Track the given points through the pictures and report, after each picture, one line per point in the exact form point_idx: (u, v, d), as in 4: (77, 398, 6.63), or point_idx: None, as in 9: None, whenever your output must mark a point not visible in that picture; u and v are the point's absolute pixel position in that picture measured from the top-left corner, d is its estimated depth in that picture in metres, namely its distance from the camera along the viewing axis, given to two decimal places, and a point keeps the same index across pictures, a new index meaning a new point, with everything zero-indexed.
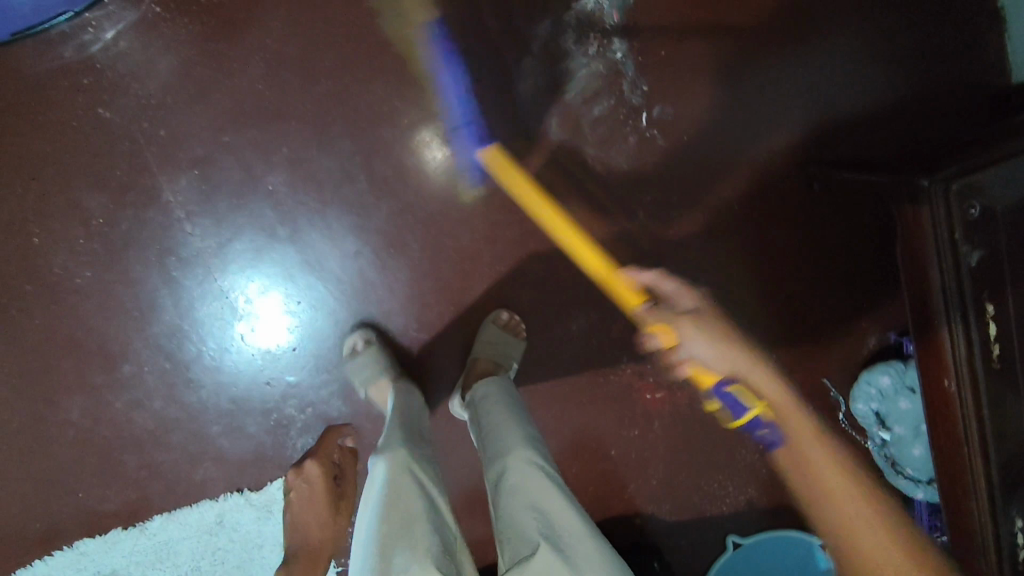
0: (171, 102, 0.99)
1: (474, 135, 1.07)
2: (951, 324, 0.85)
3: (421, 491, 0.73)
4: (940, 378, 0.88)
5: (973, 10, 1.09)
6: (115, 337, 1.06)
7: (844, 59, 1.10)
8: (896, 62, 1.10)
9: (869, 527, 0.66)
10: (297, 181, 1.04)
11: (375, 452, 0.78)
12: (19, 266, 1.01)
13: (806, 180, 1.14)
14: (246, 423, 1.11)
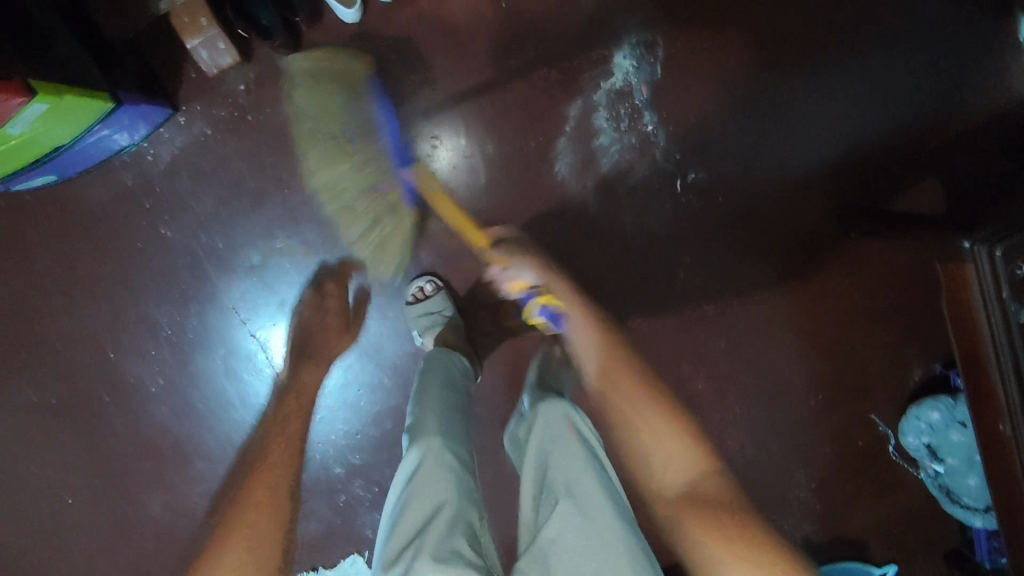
0: (226, 215, 1.03)
1: (515, 215, 1.10)
2: (1004, 377, 0.88)
3: (445, 479, 0.80)
4: (995, 424, 0.91)
5: (998, 49, 1.09)
6: (189, 436, 1.10)
7: (872, 108, 1.11)
8: (926, 106, 1.11)
9: (682, 491, 0.64)
10: (350, 275, 1.08)
11: (410, 438, 0.85)
12: (95, 379, 1.06)
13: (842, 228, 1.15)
14: (316, 505, 1.15)
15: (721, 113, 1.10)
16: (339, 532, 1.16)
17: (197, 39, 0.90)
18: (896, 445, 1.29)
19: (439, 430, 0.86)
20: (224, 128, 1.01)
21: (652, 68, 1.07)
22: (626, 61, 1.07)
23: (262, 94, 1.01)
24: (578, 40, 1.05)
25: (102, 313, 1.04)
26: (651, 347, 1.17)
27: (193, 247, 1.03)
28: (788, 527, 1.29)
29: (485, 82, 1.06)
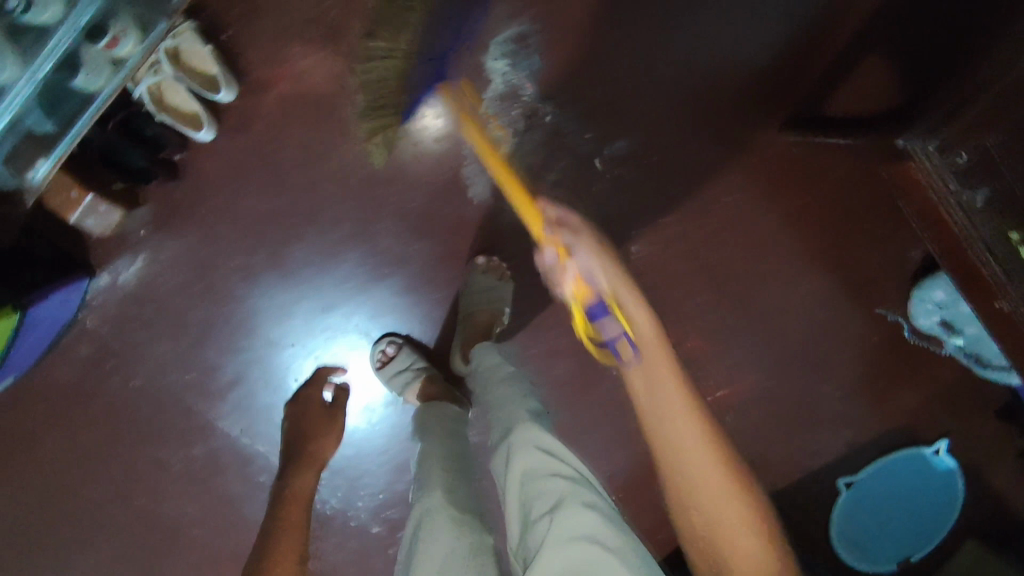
0: (185, 348, 1.05)
1: (454, 250, 1.07)
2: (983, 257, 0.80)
3: (453, 532, 0.76)
4: (992, 304, 0.81)
5: None
6: (239, 546, 1.11)
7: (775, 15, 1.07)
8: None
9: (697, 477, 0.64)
10: (320, 360, 1.09)
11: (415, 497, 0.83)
12: (133, 529, 1.10)
13: (786, 145, 1.11)
14: (376, 566, 1.18)
15: (616, 74, 1.06)
16: None
17: (78, 213, 0.94)
18: (912, 329, 1.24)
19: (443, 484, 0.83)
20: (147, 269, 1.01)
21: (528, 59, 1.04)
22: (499, 64, 1.03)
23: (166, 223, 1.00)
24: (447, 58, 1.01)
25: (113, 469, 1.08)
26: None
27: (168, 382, 1.06)
28: (830, 440, 1.27)
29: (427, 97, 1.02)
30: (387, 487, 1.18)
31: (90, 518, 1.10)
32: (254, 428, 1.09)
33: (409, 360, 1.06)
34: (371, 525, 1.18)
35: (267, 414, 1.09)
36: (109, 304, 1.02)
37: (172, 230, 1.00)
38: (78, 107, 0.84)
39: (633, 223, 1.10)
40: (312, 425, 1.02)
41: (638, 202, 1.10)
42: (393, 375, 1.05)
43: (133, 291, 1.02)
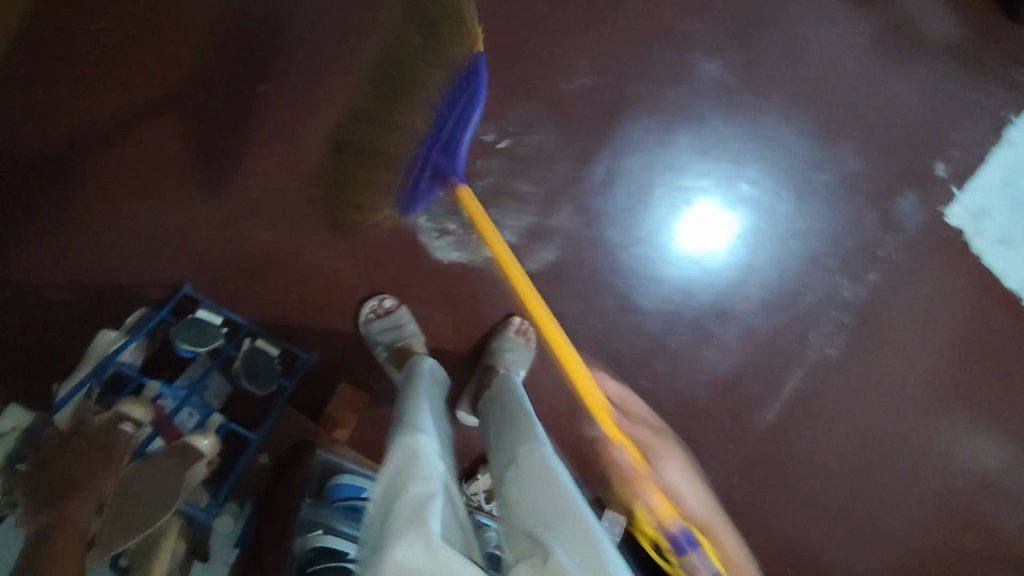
0: (711, 454, 1.29)
1: (606, 266, 1.15)
2: None
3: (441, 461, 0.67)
4: None
5: None
6: (879, 377, 1.30)
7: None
8: None
9: None
10: (717, 351, 1.24)
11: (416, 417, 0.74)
12: (875, 464, 1.31)
13: None
14: (905, 259, 1.27)
15: None
16: (927, 227, 1.26)
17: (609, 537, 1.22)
18: None
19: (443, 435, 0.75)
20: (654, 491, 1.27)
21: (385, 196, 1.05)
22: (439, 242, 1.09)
23: None
24: (442, 306, 1.10)
25: (828, 484, 1.31)
26: (655, 63, 1.11)
27: (747, 452, 1.29)
28: None
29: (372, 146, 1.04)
30: (831, 264, 1.25)
31: (877, 494, 1.32)
32: (777, 384, 1.28)
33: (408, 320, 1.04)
34: (874, 268, 1.26)
35: (744, 327, 1.24)
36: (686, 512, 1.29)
37: None
38: None
39: (555, 86, 1.08)
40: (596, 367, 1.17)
41: (534, 84, 1.07)
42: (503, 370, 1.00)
43: None
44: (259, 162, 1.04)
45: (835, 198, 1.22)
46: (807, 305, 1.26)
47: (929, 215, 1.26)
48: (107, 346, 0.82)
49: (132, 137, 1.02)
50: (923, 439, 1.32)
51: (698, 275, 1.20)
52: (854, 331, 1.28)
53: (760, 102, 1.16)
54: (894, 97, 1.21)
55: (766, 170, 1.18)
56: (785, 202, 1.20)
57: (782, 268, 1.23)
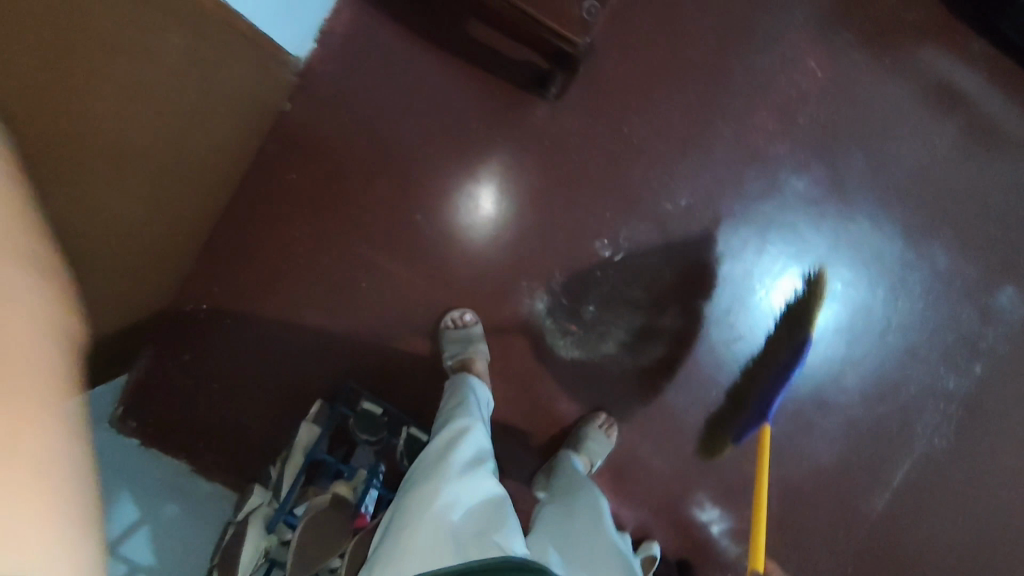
0: (823, 542, 1.32)
1: (710, 363, 1.26)
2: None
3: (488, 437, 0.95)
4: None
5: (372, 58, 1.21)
6: (993, 469, 1.31)
7: (468, 121, 1.22)
8: (440, 82, 1.22)
9: None
10: (823, 441, 1.30)
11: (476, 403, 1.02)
12: (990, 554, 1.33)
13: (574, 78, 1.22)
14: (1012, 351, 1.30)
15: (539, 252, 1.22)
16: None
17: None
18: None
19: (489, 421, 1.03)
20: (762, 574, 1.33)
21: (516, 302, 1.22)
22: (562, 341, 1.22)
23: (726, 562, 1.33)
24: (564, 398, 1.24)
25: (940, 573, 1.33)
26: (750, 182, 1.25)
27: (858, 542, 1.32)
28: None
29: (508, 253, 1.22)
30: (932, 357, 1.29)
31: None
32: (884, 474, 1.31)
33: (480, 340, 1.17)
34: (977, 360, 1.29)
35: (848, 418, 1.30)
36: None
37: (731, 558, 1.33)
38: None
39: (660, 205, 1.23)
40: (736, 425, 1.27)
41: (641, 204, 1.23)
42: (569, 451, 1.15)
43: None
44: (411, 280, 1.22)
45: (931, 295, 1.28)
46: (910, 396, 1.30)
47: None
48: (307, 438, 0.98)
49: (308, 260, 1.21)
50: None
51: (797, 368, 1.29)
52: (961, 422, 1.30)
53: (850, 211, 1.26)
54: (985, 200, 1.28)
55: (859, 272, 1.27)
56: (880, 299, 1.28)
57: (883, 363, 1.29)
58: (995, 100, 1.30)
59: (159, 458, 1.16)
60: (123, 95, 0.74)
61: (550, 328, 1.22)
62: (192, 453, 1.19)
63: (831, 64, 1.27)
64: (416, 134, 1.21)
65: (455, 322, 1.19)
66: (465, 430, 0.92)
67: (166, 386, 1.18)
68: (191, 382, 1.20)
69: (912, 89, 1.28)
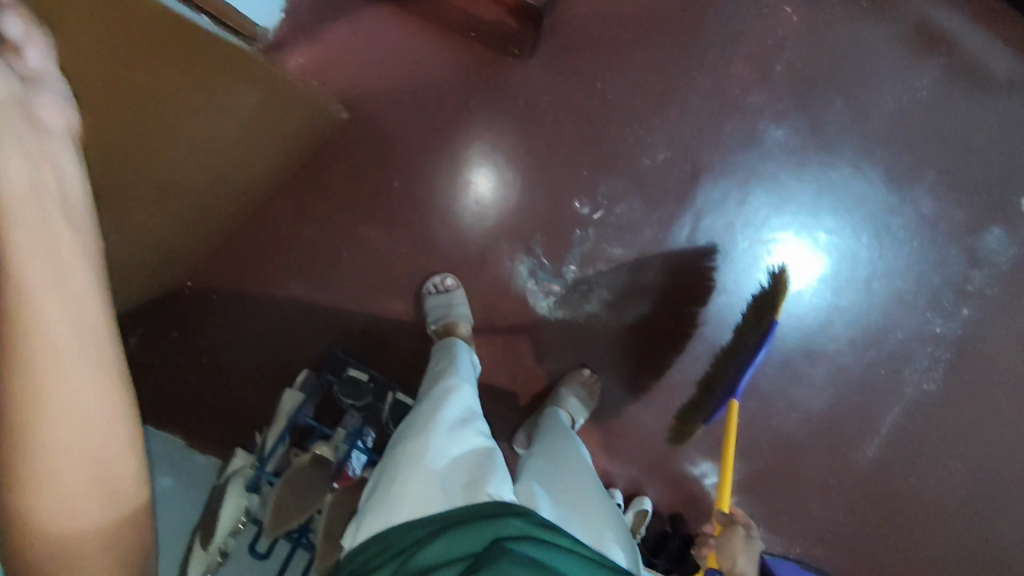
0: (814, 488, 1.34)
1: (696, 317, 1.26)
2: None
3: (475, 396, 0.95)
4: None
5: (339, 24, 1.19)
6: (985, 410, 1.31)
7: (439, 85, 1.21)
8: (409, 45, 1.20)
9: None
10: (812, 390, 1.31)
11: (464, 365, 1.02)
12: (984, 494, 1.33)
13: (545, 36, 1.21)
14: (1002, 292, 1.28)
15: (519, 214, 1.22)
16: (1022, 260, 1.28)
17: None
18: None
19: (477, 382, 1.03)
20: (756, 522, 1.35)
21: (498, 265, 1.23)
22: (546, 301, 1.23)
23: None
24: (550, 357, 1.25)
25: (932, 515, 1.34)
26: (729, 133, 1.23)
27: (850, 487, 1.34)
28: None
29: (487, 216, 1.22)
30: (920, 302, 1.28)
31: (984, 524, 1.34)
32: (875, 420, 1.32)
33: (462, 302, 1.18)
34: (965, 303, 1.28)
35: (836, 366, 1.30)
36: (789, 543, 1.35)
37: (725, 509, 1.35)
38: None
39: (639, 161, 1.22)
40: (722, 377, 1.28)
41: (619, 160, 1.22)
42: (554, 406, 1.16)
43: (781, 529, 1.35)
44: (393, 247, 1.22)
45: (916, 240, 1.27)
46: (898, 342, 1.29)
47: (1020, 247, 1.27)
48: (289, 404, 1.01)
49: (290, 234, 1.22)
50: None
51: (783, 319, 1.29)
52: (951, 366, 1.30)
53: (832, 158, 1.25)
54: (970, 139, 1.26)
55: (843, 220, 1.26)
56: (865, 246, 1.27)
57: (870, 310, 1.28)
58: (978, 36, 1.27)
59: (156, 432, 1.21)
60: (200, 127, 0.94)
61: (532, 288, 1.23)
62: (187, 427, 1.23)
63: (808, 9, 1.24)
64: (388, 100, 1.20)
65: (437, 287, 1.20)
66: (453, 392, 0.91)
67: (160, 363, 1.23)
68: (183, 359, 1.24)
69: (892, 30, 1.25)
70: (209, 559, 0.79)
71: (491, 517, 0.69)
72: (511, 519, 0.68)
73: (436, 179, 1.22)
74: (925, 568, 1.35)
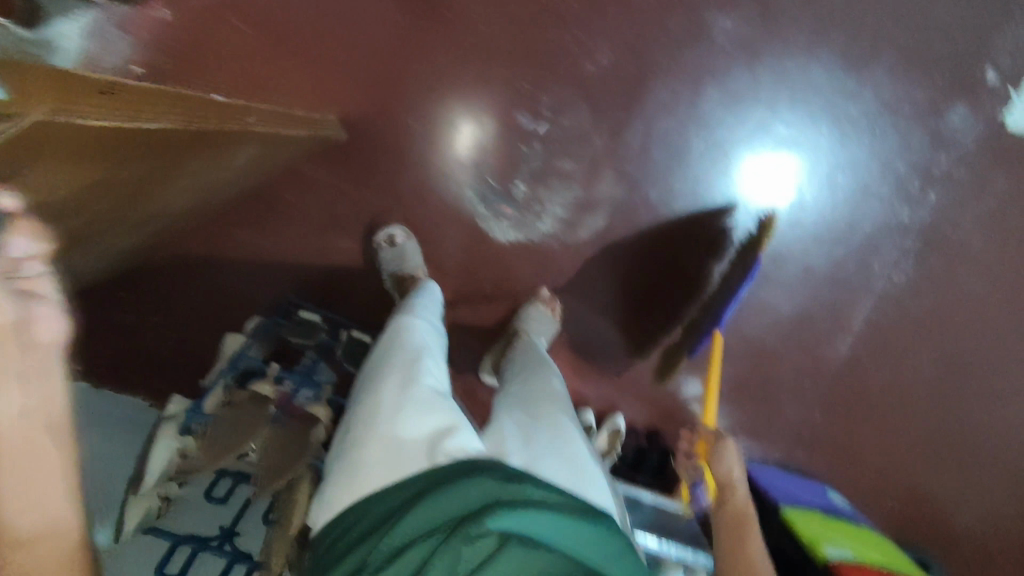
0: (789, 390, 1.33)
1: (655, 227, 1.23)
2: None
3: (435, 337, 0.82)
4: None
5: None
6: (957, 296, 1.29)
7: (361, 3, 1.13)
8: None
9: None
10: (779, 292, 1.28)
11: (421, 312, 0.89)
12: (960, 380, 1.32)
13: None
14: (970, 171, 1.24)
15: (462, 136, 1.17)
16: (988, 136, 1.23)
17: None
18: None
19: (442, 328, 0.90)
20: (733, 429, 1.35)
21: (445, 191, 1.19)
22: (499, 225, 1.20)
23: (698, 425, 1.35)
24: (509, 282, 1.23)
25: (909, 407, 1.33)
26: (674, 28, 1.16)
27: (824, 386, 1.33)
28: None
29: (428, 140, 1.17)
30: (885, 191, 1.24)
31: (962, 411, 1.33)
32: (847, 317, 1.30)
33: (414, 251, 1.14)
34: (933, 188, 1.24)
35: (803, 265, 1.27)
36: (767, 446, 1.36)
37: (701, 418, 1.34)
38: (647, 499, 1.19)
39: (581, 66, 1.16)
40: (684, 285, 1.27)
41: (560, 68, 1.16)
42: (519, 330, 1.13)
43: (758, 433, 1.35)
44: (334, 181, 1.18)
45: (878, 127, 1.22)
46: (865, 234, 1.26)
47: (986, 124, 1.22)
48: (234, 349, 0.98)
49: None
50: (1007, 348, 1.31)
51: (747, 222, 1.24)
52: (921, 255, 1.27)
53: (784, 46, 1.18)
54: (929, 11, 1.19)
55: (801, 112, 1.20)
56: (825, 136, 1.22)
57: (835, 204, 1.24)
58: None
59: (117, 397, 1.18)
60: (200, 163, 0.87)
61: (483, 211, 1.20)
62: (151, 389, 1.22)
63: None
64: (308, 23, 1.13)
65: (388, 237, 1.15)
66: (410, 336, 0.79)
67: (108, 328, 1.20)
68: (133, 320, 1.21)
69: None
70: (150, 501, 0.78)
71: (463, 476, 0.55)
72: (485, 476, 0.55)
73: (372, 106, 1.15)
74: (905, 459, 1.35)
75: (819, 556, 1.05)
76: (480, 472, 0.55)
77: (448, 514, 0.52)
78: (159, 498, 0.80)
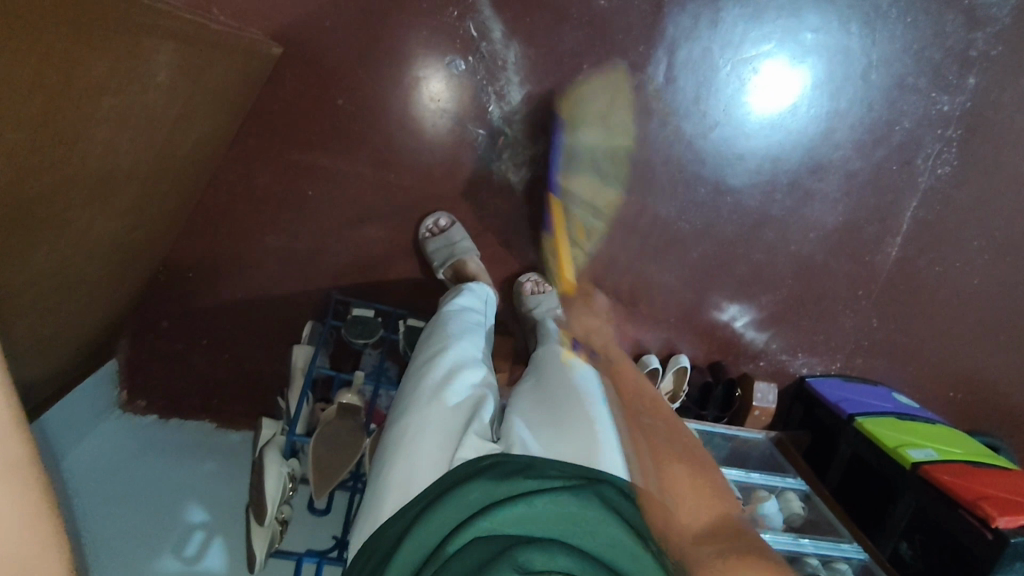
0: (842, 302, 1.32)
1: (690, 160, 1.19)
2: None
3: (459, 356, 0.80)
4: None
5: None
6: (1004, 180, 1.25)
7: None
8: None
9: None
10: (823, 206, 1.24)
11: (446, 326, 0.87)
12: (1013, 264, 1.30)
13: None
14: (1008, 49, 1.18)
15: (480, 100, 1.11)
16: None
17: (767, 407, 1.29)
18: None
19: (471, 333, 0.87)
20: (791, 350, 1.35)
21: (471, 159, 1.14)
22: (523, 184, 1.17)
23: (757, 352, 1.34)
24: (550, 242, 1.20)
25: (965, 299, 1.32)
26: None
27: (878, 293, 1.32)
28: None
29: (448, 108, 1.11)
30: (922, 83, 1.19)
31: (1018, 294, 1.32)
32: (893, 219, 1.27)
33: (463, 238, 1.12)
34: (971, 71, 1.19)
35: (845, 175, 1.23)
36: (827, 361, 1.36)
37: (758, 345, 1.33)
38: (722, 434, 1.20)
39: (595, 5, 1.09)
40: (726, 215, 1.23)
41: (573, 10, 1.09)
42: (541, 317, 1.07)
43: (815, 349, 1.35)
44: (355, 170, 1.13)
45: (909, 16, 1.15)
46: (905, 132, 1.21)
47: None
48: (303, 360, 0.96)
49: (245, 184, 1.11)
50: None
51: (784, 139, 1.20)
52: (964, 143, 1.23)
53: None
54: None
55: (827, 13, 1.14)
56: (856, 37, 1.16)
57: (871, 107, 1.19)
58: None
59: (184, 423, 1.21)
60: (124, 94, 0.66)
61: (514, 174, 1.16)
62: (212, 410, 1.22)
63: None
64: None
65: (433, 228, 1.14)
66: (429, 367, 0.78)
67: (156, 358, 1.18)
68: (179, 346, 1.19)
69: None
70: (271, 531, 0.77)
71: (457, 487, 0.60)
72: (476, 481, 0.60)
73: (381, 85, 1.09)
74: (964, 351, 1.36)
75: (905, 463, 1.05)
76: (469, 483, 0.60)
77: (433, 538, 0.57)
78: (276, 524, 0.78)
